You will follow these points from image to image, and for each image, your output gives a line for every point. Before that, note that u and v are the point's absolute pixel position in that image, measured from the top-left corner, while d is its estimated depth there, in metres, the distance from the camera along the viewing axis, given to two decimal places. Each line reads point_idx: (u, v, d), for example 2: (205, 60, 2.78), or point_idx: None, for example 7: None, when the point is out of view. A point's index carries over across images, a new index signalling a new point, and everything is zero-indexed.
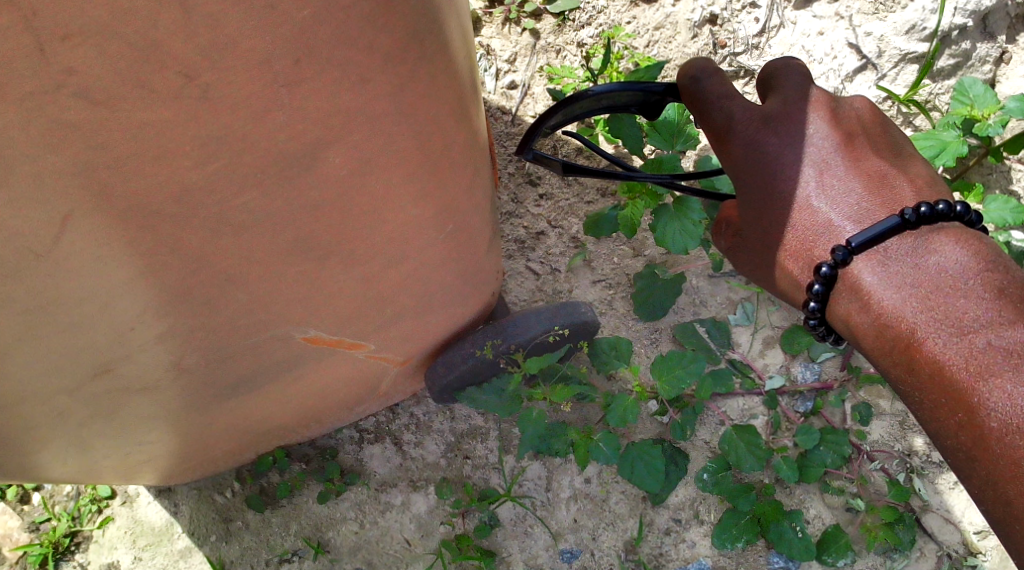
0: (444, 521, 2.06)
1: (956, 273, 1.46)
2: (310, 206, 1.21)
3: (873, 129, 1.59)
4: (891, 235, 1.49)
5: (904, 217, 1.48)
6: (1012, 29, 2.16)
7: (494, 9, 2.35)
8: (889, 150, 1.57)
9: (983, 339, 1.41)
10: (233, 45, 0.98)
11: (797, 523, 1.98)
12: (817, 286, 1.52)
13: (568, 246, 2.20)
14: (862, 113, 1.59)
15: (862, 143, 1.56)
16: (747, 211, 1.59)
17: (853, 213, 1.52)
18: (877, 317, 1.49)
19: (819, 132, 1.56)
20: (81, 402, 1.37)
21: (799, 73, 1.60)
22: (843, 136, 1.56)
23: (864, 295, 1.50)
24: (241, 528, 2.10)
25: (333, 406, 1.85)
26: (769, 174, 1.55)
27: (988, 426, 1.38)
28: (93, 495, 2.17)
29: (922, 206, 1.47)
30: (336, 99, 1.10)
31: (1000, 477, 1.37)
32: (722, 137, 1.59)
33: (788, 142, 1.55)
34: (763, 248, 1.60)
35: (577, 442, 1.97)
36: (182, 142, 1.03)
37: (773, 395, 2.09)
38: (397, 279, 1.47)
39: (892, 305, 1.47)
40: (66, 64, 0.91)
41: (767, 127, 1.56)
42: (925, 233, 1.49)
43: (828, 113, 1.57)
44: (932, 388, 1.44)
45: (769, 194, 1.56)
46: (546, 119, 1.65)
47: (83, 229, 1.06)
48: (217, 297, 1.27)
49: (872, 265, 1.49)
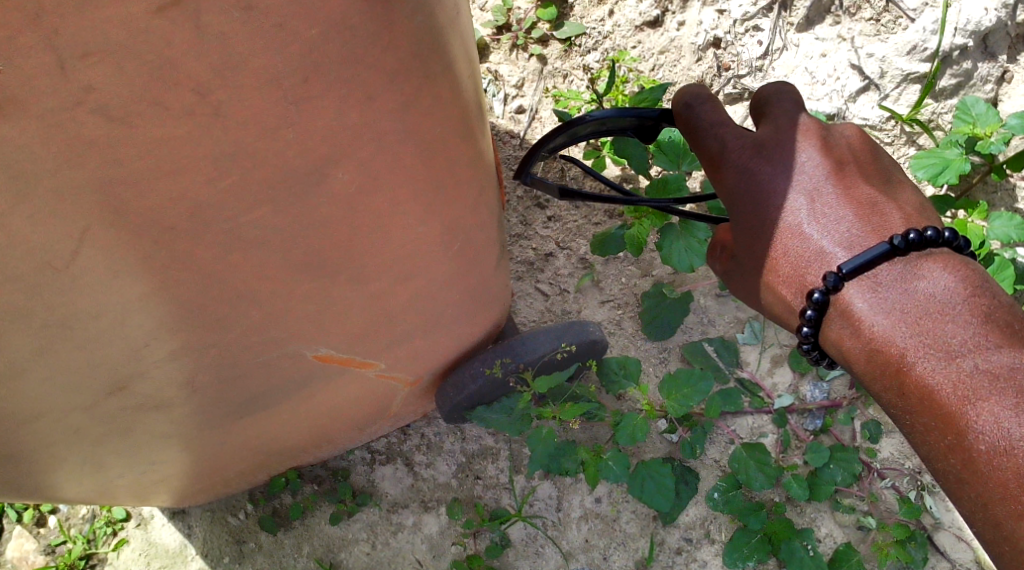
0: (455, 541, 2.07)
1: (943, 298, 1.48)
2: (319, 225, 1.24)
3: (863, 156, 1.61)
4: (881, 261, 1.50)
5: (893, 244, 1.49)
6: (1012, 49, 2.17)
7: (501, 35, 2.41)
8: (879, 179, 1.59)
9: (971, 362, 1.44)
10: (245, 64, 1.02)
11: (809, 541, 1.98)
12: (809, 312, 1.54)
13: (577, 267, 2.22)
14: (852, 141, 1.62)
15: (851, 170, 1.58)
16: (740, 236, 1.61)
17: (845, 239, 1.53)
18: (868, 342, 1.51)
19: (810, 160, 1.57)
20: (98, 420, 1.40)
21: (791, 102, 1.63)
22: (833, 163, 1.58)
23: (855, 321, 1.52)
24: (255, 549, 2.12)
25: (345, 427, 1.87)
26: (763, 201, 1.57)
27: (976, 449, 1.41)
28: (108, 517, 2.20)
29: (911, 233, 1.49)
30: (343, 118, 1.13)
31: (988, 499, 1.41)
32: (715, 162, 1.61)
33: (780, 171, 1.57)
34: (756, 273, 1.62)
35: (587, 461, 1.98)
36: (196, 159, 1.07)
37: (783, 414, 2.10)
38: (406, 300, 1.50)
39: (882, 331, 1.49)
40: (85, 82, 0.95)
41: (759, 155, 1.58)
42: (914, 259, 1.51)
43: (818, 140, 1.59)
44: (921, 411, 1.47)
45: (762, 222, 1.57)
46: (547, 141, 1.70)
47: (99, 245, 1.09)
48: (229, 314, 1.29)
49: (862, 291, 1.51)
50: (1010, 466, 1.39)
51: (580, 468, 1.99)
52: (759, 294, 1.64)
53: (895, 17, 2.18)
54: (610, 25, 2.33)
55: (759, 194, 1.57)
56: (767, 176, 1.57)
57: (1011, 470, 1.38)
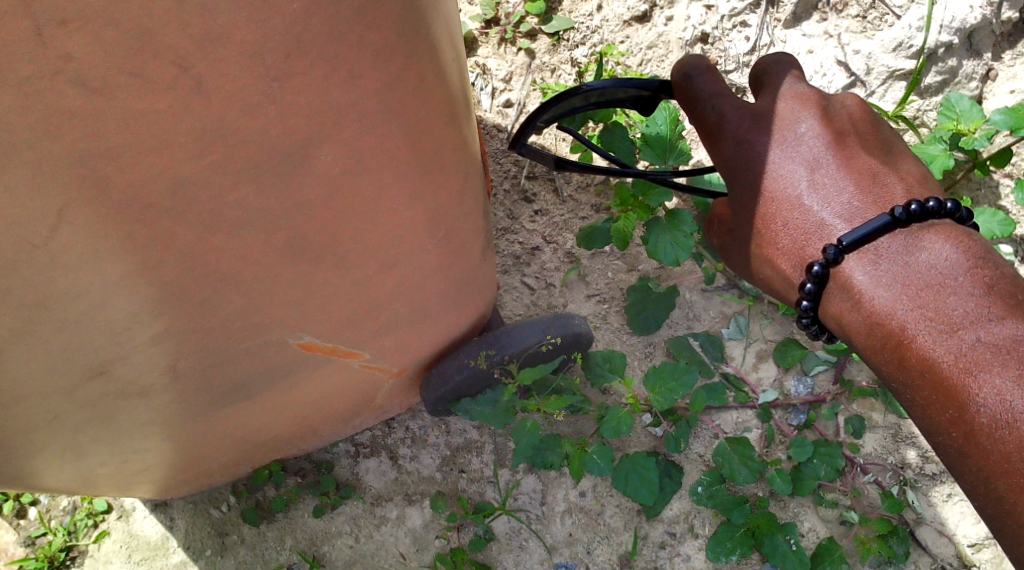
0: (439, 534, 2.07)
1: (945, 270, 1.48)
2: (302, 207, 1.24)
3: (864, 128, 1.61)
4: (882, 233, 1.51)
5: (894, 216, 1.50)
6: (998, 46, 2.17)
7: (490, 30, 2.41)
8: (880, 150, 1.60)
9: (973, 335, 1.43)
10: (227, 36, 1.01)
11: (792, 535, 1.98)
12: (809, 285, 1.55)
13: (563, 261, 2.22)
14: (853, 110, 1.62)
15: (852, 141, 1.59)
16: (739, 211, 1.64)
17: (844, 212, 1.55)
18: (869, 314, 1.52)
19: (810, 131, 1.59)
20: (79, 405, 1.39)
21: (790, 73, 1.65)
22: (834, 134, 1.59)
23: (855, 294, 1.53)
24: (237, 542, 2.11)
25: (330, 418, 1.86)
26: (763, 173, 1.60)
27: (978, 422, 1.41)
28: (89, 509, 2.18)
29: (913, 205, 1.49)
30: (327, 95, 1.13)
31: (990, 473, 1.41)
32: (712, 133, 1.63)
33: (779, 144, 1.60)
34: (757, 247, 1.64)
35: (572, 454, 1.98)
36: (178, 134, 1.06)
37: (767, 408, 2.11)
38: (391, 286, 1.49)
39: (882, 304, 1.50)
40: (64, 50, 0.94)
41: (758, 126, 1.61)
42: (916, 230, 1.51)
43: (819, 111, 1.60)
44: (922, 385, 1.47)
45: (761, 196, 1.60)
46: (539, 113, 1.72)
47: (78, 222, 1.08)
48: (214, 298, 1.29)
49: (862, 264, 1.52)
50: (1013, 438, 1.39)
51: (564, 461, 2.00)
52: (755, 269, 1.67)
53: (881, 14, 2.19)
54: (598, 20, 2.34)
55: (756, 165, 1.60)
56: (766, 147, 1.60)
57: (1013, 444, 1.38)
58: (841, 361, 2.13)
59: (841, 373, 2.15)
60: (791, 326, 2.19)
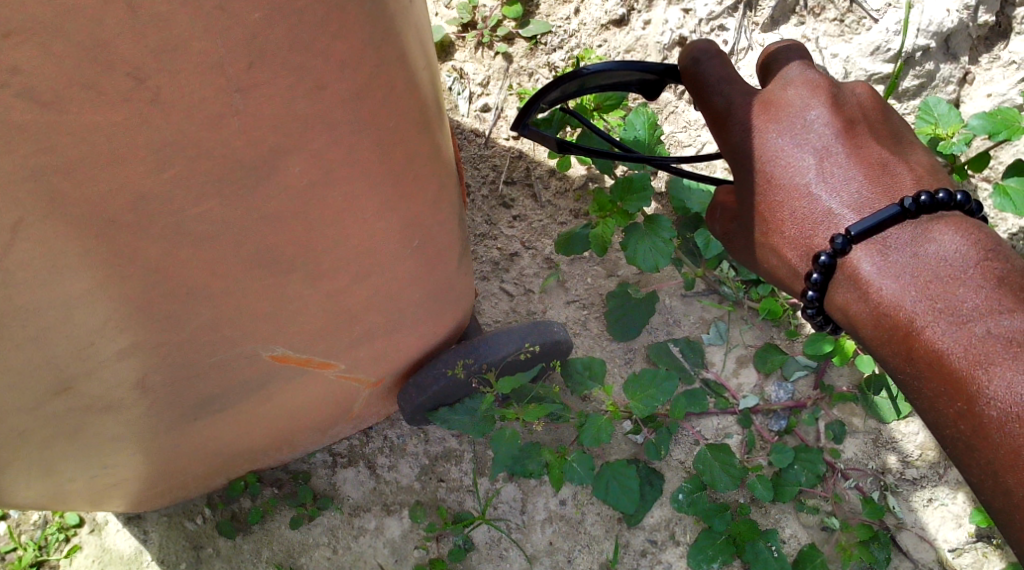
0: (418, 545, 2.04)
1: (955, 261, 1.42)
2: (269, 218, 1.21)
3: (874, 116, 1.56)
4: (890, 224, 1.46)
5: (903, 206, 1.45)
6: (975, 50, 2.16)
7: (466, 33, 2.39)
8: (890, 140, 1.55)
9: (984, 327, 1.37)
10: (184, 47, 0.98)
11: (773, 542, 1.96)
12: (815, 276, 1.50)
13: (542, 267, 2.20)
14: (863, 98, 1.57)
15: (862, 129, 1.54)
16: (745, 199, 1.60)
17: (853, 201, 1.49)
18: (875, 306, 1.46)
19: (819, 119, 1.53)
20: (44, 422, 1.36)
21: (798, 60, 1.60)
22: (844, 124, 1.53)
23: (862, 285, 1.47)
24: (212, 555, 2.07)
25: (305, 429, 1.83)
26: (768, 161, 1.55)
27: (987, 415, 1.34)
28: (60, 523, 2.15)
29: (922, 195, 1.45)
30: (293, 106, 1.10)
31: (1001, 466, 1.33)
32: (722, 120, 1.60)
33: (788, 131, 1.54)
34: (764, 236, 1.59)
35: (551, 463, 1.95)
36: (137, 146, 1.04)
37: (748, 415, 2.09)
38: (365, 295, 1.46)
39: (890, 296, 1.44)
40: (10, 63, 0.91)
41: (766, 113, 1.56)
42: (925, 222, 1.46)
43: (829, 98, 1.54)
44: (930, 376, 1.40)
45: (767, 184, 1.55)
46: (542, 94, 1.70)
47: (35, 237, 1.05)
48: (182, 312, 1.26)
49: (871, 255, 1.47)
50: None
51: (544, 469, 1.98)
52: (761, 258, 1.62)
53: (858, 18, 2.18)
54: (575, 24, 2.33)
55: (756, 155, 1.56)
56: (772, 134, 1.55)
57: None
58: (821, 367, 2.11)
59: (821, 379, 2.13)
60: (771, 332, 2.17)
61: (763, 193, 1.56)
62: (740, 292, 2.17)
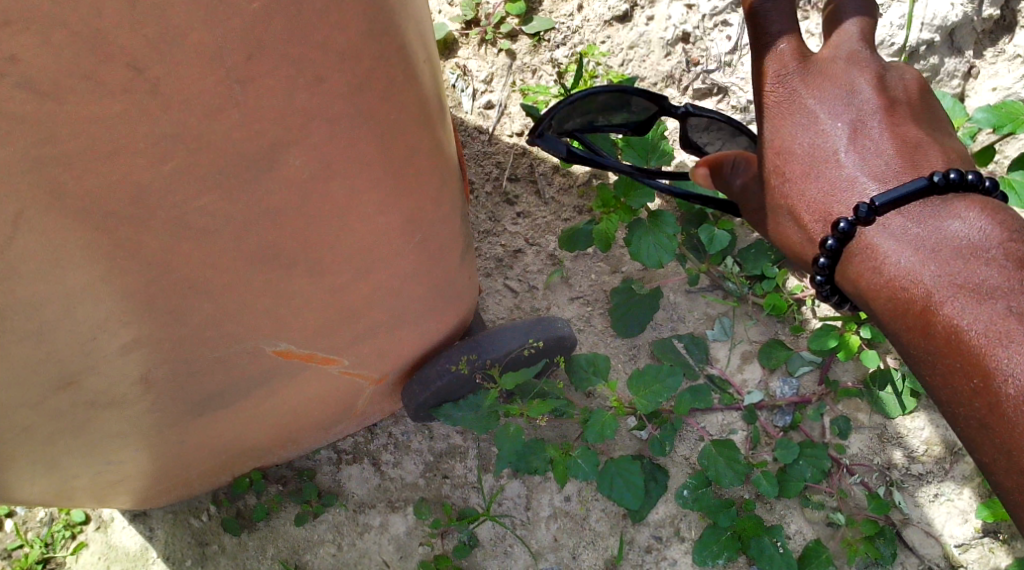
0: (423, 541, 2.04)
1: (979, 241, 1.35)
2: (270, 212, 1.21)
3: (918, 101, 1.49)
4: (915, 197, 1.39)
5: (932, 180, 1.37)
6: (979, 44, 2.15)
7: (470, 30, 2.39)
8: (928, 122, 1.48)
9: (1007, 306, 1.30)
10: (183, 37, 0.99)
11: (778, 538, 1.96)
12: (830, 242, 1.43)
13: (546, 264, 2.20)
14: (912, 82, 1.49)
15: (904, 110, 1.46)
16: (764, 163, 1.53)
17: (879, 173, 1.42)
18: (891, 280, 1.39)
19: (859, 90, 1.47)
20: (49, 416, 1.36)
21: (858, 17, 1.50)
22: (885, 100, 1.46)
23: (879, 256, 1.40)
24: (217, 551, 2.08)
25: (308, 426, 1.83)
26: (796, 124, 1.49)
27: (1003, 394, 1.27)
28: (67, 520, 2.15)
29: (952, 171, 1.37)
30: (292, 100, 1.11)
31: (1014, 448, 1.27)
32: (756, 77, 1.54)
33: (823, 97, 1.48)
34: (779, 203, 1.51)
35: (555, 459, 1.96)
36: (138, 139, 1.04)
37: (752, 410, 2.08)
38: (368, 289, 1.46)
39: (908, 268, 1.37)
40: (10, 53, 0.91)
41: (807, 76, 1.49)
42: (951, 200, 1.38)
43: (875, 78, 1.47)
44: (946, 353, 1.33)
45: (790, 148, 1.49)
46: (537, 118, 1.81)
47: (36, 230, 1.06)
48: (184, 307, 1.27)
49: (892, 227, 1.40)
50: None
51: (549, 466, 1.97)
52: (773, 223, 1.54)
53: None
54: (579, 20, 2.33)
55: (787, 116, 1.50)
56: (806, 96, 1.49)
57: None
58: (826, 362, 2.11)
59: (825, 374, 2.12)
60: (776, 327, 2.16)
61: (784, 156, 1.50)
62: (745, 287, 2.16)
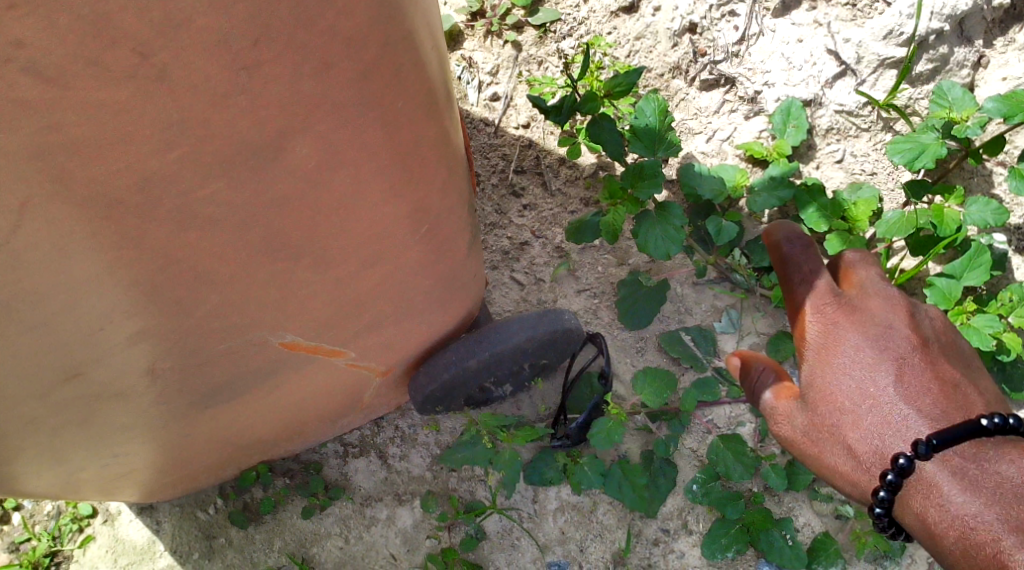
0: (430, 534, 2.04)
1: None
2: (276, 201, 1.21)
3: (945, 342, 1.64)
4: (968, 439, 1.49)
5: (981, 425, 1.48)
6: (989, 33, 2.13)
7: (475, 22, 2.38)
8: (961, 366, 1.62)
9: None
10: (189, 22, 0.99)
11: (787, 531, 1.97)
12: (890, 477, 1.49)
13: (553, 256, 2.19)
14: (935, 322, 1.66)
15: (936, 351, 1.61)
16: (812, 372, 1.62)
17: (930, 409, 1.54)
18: (954, 483, 1.47)
19: (896, 326, 1.61)
20: (56, 408, 1.35)
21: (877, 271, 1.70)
22: (919, 340, 1.60)
23: (936, 490, 1.48)
24: (225, 545, 2.07)
25: (315, 419, 1.83)
26: (839, 347, 1.61)
27: None
28: (74, 513, 2.15)
29: (998, 416, 1.49)
30: (299, 87, 1.11)
31: None
32: (800, 311, 1.68)
33: (867, 338, 1.61)
34: (831, 386, 1.59)
35: (567, 468, 2.00)
36: (143, 125, 1.04)
37: (760, 403, 2.06)
38: (375, 280, 1.45)
39: (975, 505, 1.44)
40: (14, 37, 0.91)
41: (848, 315, 1.64)
42: (998, 445, 1.50)
43: (909, 316, 1.63)
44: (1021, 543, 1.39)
45: (835, 369, 1.60)
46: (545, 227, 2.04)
47: (42, 218, 1.06)
48: (190, 297, 1.26)
49: (948, 469, 1.49)
50: None
51: (562, 474, 2.01)
52: (818, 409, 1.60)
53: (870, 1, 2.14)
54: (585, 11, 2.31)
55: (828, 345, 1.62)
56: (848, 333, 1.62)
57: None
58: None
59: None
60: (784, 319, 2.15)
61: (829, 366, 1.61)
62: (753, 280, 2.16)
